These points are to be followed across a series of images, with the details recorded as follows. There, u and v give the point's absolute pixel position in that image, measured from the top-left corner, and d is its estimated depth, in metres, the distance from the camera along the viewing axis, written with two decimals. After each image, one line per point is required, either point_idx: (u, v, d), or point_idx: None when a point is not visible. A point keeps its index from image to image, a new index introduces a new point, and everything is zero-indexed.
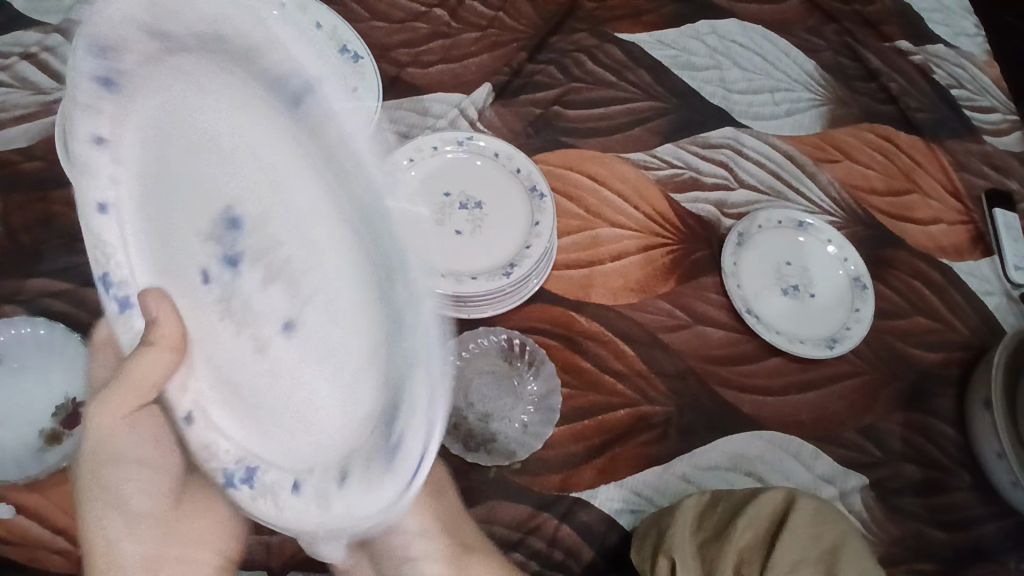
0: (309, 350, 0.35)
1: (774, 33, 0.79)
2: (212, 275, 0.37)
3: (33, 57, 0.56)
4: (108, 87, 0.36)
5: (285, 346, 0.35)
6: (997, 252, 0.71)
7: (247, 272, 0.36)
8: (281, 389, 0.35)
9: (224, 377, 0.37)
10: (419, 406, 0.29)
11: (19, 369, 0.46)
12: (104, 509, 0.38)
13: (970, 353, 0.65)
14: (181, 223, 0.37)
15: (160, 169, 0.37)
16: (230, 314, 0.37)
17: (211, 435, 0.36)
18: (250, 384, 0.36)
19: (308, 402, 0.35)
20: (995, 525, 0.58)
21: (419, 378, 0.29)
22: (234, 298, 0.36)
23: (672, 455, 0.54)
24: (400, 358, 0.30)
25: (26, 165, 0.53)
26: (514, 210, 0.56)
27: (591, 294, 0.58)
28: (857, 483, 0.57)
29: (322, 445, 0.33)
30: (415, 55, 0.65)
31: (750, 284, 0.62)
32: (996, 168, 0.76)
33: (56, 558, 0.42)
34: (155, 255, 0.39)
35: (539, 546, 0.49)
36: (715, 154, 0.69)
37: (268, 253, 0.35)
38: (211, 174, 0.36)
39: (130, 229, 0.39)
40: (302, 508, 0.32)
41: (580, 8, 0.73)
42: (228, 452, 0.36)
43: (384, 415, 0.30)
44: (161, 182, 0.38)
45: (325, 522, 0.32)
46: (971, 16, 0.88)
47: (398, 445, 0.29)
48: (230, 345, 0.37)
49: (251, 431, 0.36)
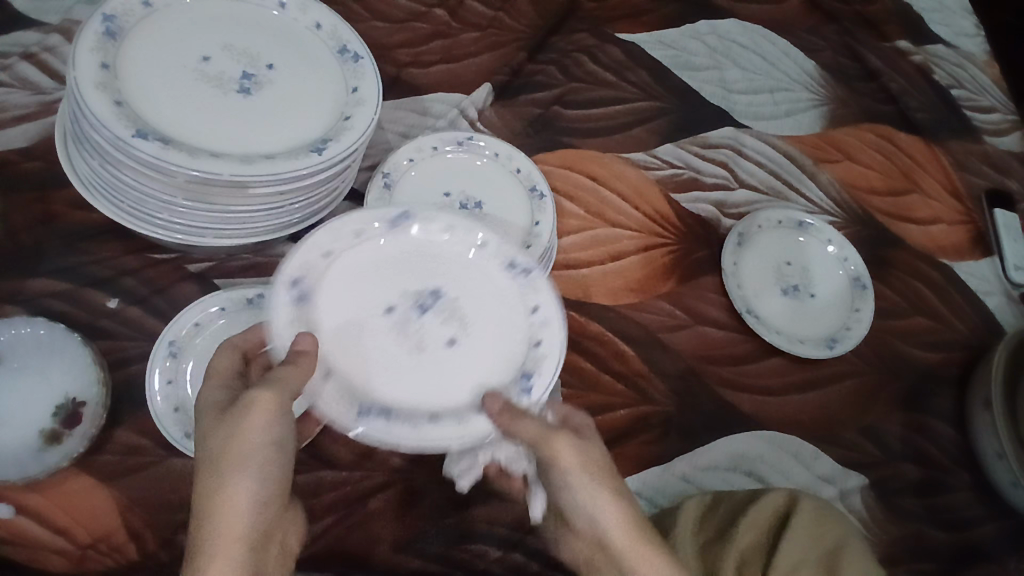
0: (457, 366, 0.45)
1: (774, 33, 0.79)
2: (399, 308, 0.46)
3: (32, 57, 0.56)
4: (392, 226, 0.47)
5: (442, 354, 0.45)
6: (997, 252, 0.71)
7: (427, 319, 0.46)
8: (416, 381, 0.44)
9: (371, 360, 0.44)
10: (547, 372, 0.44)
11: (19, 370, 0.46)
12: (235, 474, 0.36)
13: (970, 353, 0.65)
14: (369, 284, 0.46)
15: (371, 260, 0.46)
16: (397, 333, 0.45)
17: (332, 404, 0.41)
18: (381, 373, 0.43)
19: (439, 388, 0.44)
20: (995, 525, 0.58)
21: (547, 361, 0.44)
22: (410, 331, 0.46)
23: (672, 455, 0.54)
24: (535, 355, 0.45)
25: (24, 164, 0.52)
26: (514, 208, 0.56)
27: (591, 294, 0.58)
28: (857, 483, 0.57)
29: (449, 401, 0.43)
30: (415, 55, 0.65)
31: (751, 284, 0.61)
32: (995, 168, 0.77)
33: (57, 558, 0.43)
34: (338, 293, 0.45)
35: (539, 546, 0.49)
36: (715, 154, 0.69)
37: (451, 309, 0.46)
38: (416, 264, 0.47)
39: (333, 277, 0.45)
40: (440, 430, 0.42)
41: (580, 7, 0.73)
42: (358, 400, 0.42)
43: (505, 379, 0.44)
44: (368, 264, 0.46)
45: (461, 435, 0.41)
46: (970, 16, 0.88)
47: (530, 384, 0.44)
48: (379, 352, 0.44)
49: (386, 390, 0.43)
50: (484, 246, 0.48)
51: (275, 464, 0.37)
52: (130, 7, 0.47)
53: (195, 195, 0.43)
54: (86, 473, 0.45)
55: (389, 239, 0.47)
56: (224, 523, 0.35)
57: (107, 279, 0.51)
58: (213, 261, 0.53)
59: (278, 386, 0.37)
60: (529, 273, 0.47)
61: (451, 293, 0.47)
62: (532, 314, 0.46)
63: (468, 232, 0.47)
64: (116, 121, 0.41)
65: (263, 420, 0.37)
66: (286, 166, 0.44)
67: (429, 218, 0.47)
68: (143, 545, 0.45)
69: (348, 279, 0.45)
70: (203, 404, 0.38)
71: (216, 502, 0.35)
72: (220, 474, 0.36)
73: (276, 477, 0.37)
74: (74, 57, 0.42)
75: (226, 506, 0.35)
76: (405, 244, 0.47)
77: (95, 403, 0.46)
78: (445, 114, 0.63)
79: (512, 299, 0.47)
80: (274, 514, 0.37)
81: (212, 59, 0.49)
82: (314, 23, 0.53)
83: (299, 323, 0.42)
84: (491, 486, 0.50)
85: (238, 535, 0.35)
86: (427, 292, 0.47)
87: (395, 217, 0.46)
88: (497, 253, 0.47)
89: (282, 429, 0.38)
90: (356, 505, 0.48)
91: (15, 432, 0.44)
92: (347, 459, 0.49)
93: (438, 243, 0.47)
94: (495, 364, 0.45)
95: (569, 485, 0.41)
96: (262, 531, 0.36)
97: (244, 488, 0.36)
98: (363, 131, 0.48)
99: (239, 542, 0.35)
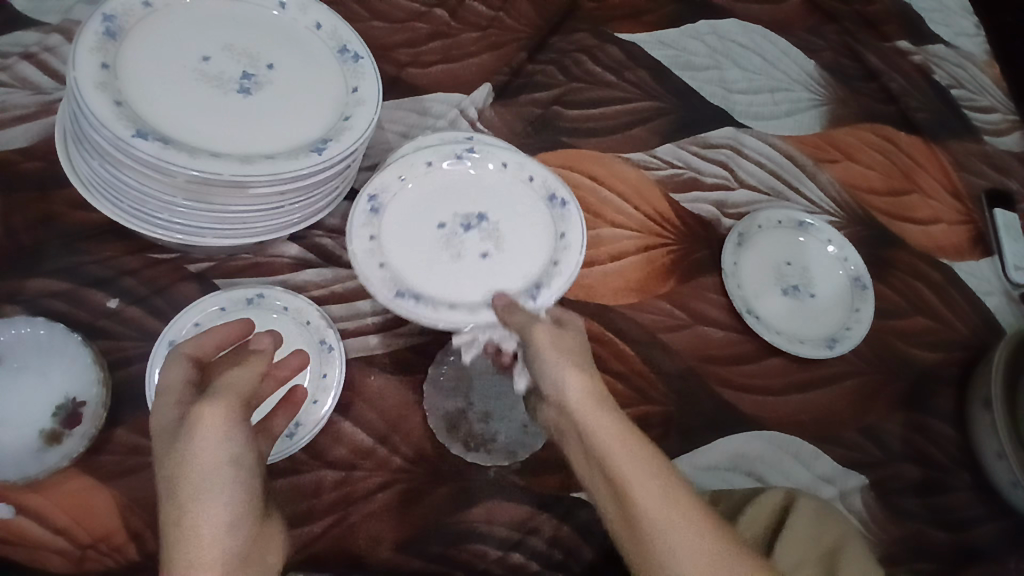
0: (487, 273, 0.52)
1: (774, 33, 0.79)
2: (448, 226, 0.53)
3: (32, 57, 0.56)
4: (460, 159, 0.55)
5: (477, 263, 0.52)
6: (997, 252, 0.71)
7: (471, 236, 0.53)
8: (450, 277, 0.51)
9: (418, 259, 0.51)
10: (559, 283, 0.50)
11: (18, 370, 0.45)
12: (201, 492, 0.34)
13: (969, 353, 0.65)
14: (429, 203, 0.54)
15: (433, 183, 0.54)
16: (444, 244, 0.53)
17: (381, 279, 0.48)
18: (424, 268, 0.51)
19: (466, 284, 0.51)
20: (995, 525, 0.58)
21: (561, 275, 0.51)
22: (454, 243, 0.53)
23: (672, 455, 0.54)
24: (552, 271, 0.51)
25: (25, 164, 0.52)
26: (530, 222, 0.54)
27: (591, 294, 0.58)
28: (857, 483, 0.57)
29: (470, 293, 0.51)
30: (415, 55, 0.65)
31: (751, 284, 0.61)
32: (995, 168, 0.77)
33: (56, 558, 0.43)
34: (402, 206, 0.53)
35: (539, 546, 0.49)
36: (715, 154, 0.69)
37: (493, 231, 0.54)
38: (471, 191, 0.55)
39: (401, 194, 0.53)
40: (462, 311, 0.49)
41: (580, 7, 0.73)
42: (399, 285, 0.48)
43: (523, 283, 0.51)
44: (431, 187, 0.54)
45: (474, 319, 0.49)
46: (970, 16, 0.88)
47: (541, 292, 0.50)
48: (425, 254, 0.51)
49: (423, 279, 0.50)
50: (531, 184, 0.55)
51: (239, 482, 0.35)
52: (130, 7, 0.47)
53: (195, 195, 0.43)
54: (87, 473, 0.45)
55: (454, 169, 0.55)
56: (195, 544, 0.32)
57: (107, 279, 0.51)
58: (213, 261, 0.53)
59: (220, 396, 0.37)
60: (564, 208, 0.54)
61: (492, 219, 0.54)
62: (559, 240, 0.53)
63: (521, 170, 0.55)
64: (116, 121, 0.41)
65: (215, 436, 0.35)
66: (285, 166, 0.44)
67: (491, 154, 0.55)
68: (143, 545, 0.45)
69: (415, 196, 0.54)
70: (155, 425, 0.37)
71: (185, 524, 0.33)
72: (181, 497, 0.33)
73: (246, 493, 0.35)
74: (75, 58, 0.42)
75: (196, 528, 0.33)
76: (466, 175, 0.55)
77: (95, 403, 0.46)
78: (446, 114, 0.63)
79: (546, 225, 0.54)
80: (251, 533, 0.35)
81: (213, 59, 0.49)
82: (314, 23, 0.53)
83: (367, 220, 0.50)
84: (491, 486, 0.50)
85: (212, 558, 0.32)
86: (473, 216, 0.54)
87: (463, 151, 0.55)
88: (543, 190, 0.55)
89: (236, 445, 0.36)
90: (356, 505, 0.48)
91: (14, 432, 0.44)
92: (347, 459, 0.49)
93: (491, 176, 0.56)
94: (518, 272, 0.52)
95: (541, 357, 0.45)
96: (242, 553, 0.33)
97: (212, 510, 0.33)
98: (363, 131, 0.47)
99: (216, 565, 0.32)
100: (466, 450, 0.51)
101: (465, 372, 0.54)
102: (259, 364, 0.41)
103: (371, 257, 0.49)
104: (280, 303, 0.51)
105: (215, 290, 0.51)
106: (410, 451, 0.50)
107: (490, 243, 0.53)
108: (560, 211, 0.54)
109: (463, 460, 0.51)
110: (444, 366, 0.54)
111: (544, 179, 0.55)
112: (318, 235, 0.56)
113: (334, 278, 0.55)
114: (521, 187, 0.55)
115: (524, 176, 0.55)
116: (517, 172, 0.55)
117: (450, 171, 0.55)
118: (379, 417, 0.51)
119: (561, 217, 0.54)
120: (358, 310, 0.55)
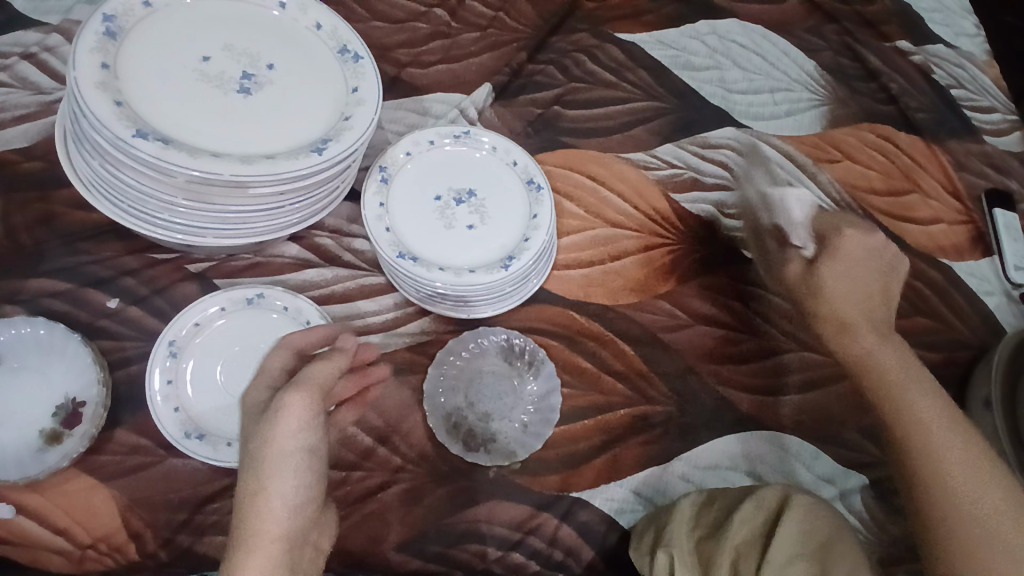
0: (471, 246, 0.53)
1: (773, 32, 0.79)
2: (442, 199, 0.56)
3: (32, 57, 0.56)
4: (456, 139, 0.58)
5: (464, 235, 0.54)
6: (997, 251, 0.71)
7: (461, 211, 0.55)
8: (438, 245, 0.53)
9: (417, 224, 0.54)
10: (529, 254, 0.52)
11: (17, 370, 0.45)
12: (274, 474, 0.39)
13: (970, 353, 0.65)
14: (427, 179, 0.56)
15: (432, 164, 0.57)
16: (438, 217, 0.55)
17: (382, 241, 0.51)
18: (417, 236, 0.53)
19: (451, 253, 0.53)
20: None
21: (529, 249, 0.52)
22: (447, 217, 0.55)
23: (672, 455, 0.54)
24: (524, 245, 0.53)
25: (25, 165, 0.53)
26: (513, 201, 0.56)
27: (590, 294, 0.59)
28: (858, 482, 0.56)
29: (453, 259, 0.53)
30: (415, 55, 0.66)
31: (768, 252, 0.63)
32: (996, 168, 0.77)
33: (57, 558, 0.43)
34: (400, 182, 0.55)
35: (539, 546, 0.50)
36: (715, 154, 0.69)
37: (479, 205, 0.56)
38: (463, 171, 0.57)
39: (400, 170, 0.56)
40: (442, 274, 0.50)
41: (580, 7, 0.73)
42: (393, 247, 0.51)
43: (499, 259, 0.53)
44: (430, 167, 0.57)
45: (456, 282, 0.50)
46: (971, 16, 0.88)
47: (511, 262, 0.52)
48: (421, 224, 0.54)
49: (418, 248, 0.53)
50: (512, 168, 0.57)
51: (308, 470, 0.40)
52: (130, 7, 0.47)
53: (196, 195, 0.43)
54: (88, 474, 0.45)
55: (450, 151, 0.58)
56: (264, 519, 0.38)
57: (107, 280, 0.51)
58: (213, 261, 0.53)
59: (305, 385, 0.41)
60: (540, 191, 0.56)
61: (481, 194, 0.56)
62: (532, 219, 0.55)
63: (506, 153, 0.58)
64: (116, 121, 0.41)
65: (305, 421, 0.41)
66: (286, 166, 0.44)
67: (481, 139, 0.58)
68: (143, 545, 0.45)
69: (415, 170, 0.56)
70: (248, 402, 0.43)
71: (258, 501, 0.38)
72: (259, 471, 0.39)
73: (313, 482, 0.40)
74: (75, 58, 0.43)
75: (268, 506, 0.38)
76: (461, 159, 0.58)
77: (95, 403, 0.45)
78: (446, 114, 0.63)
79: (524, 207, 0.56)
80: (310, 521, 0.40)
81: (212, 59, 0.49)
82: (314, 23, 0.53)
83: (374, 192, 0.53)
84: (492, 486, 0.50)
85: (274, 535, 0.38)
86: (465, 191, 0.56)
87: (456, 134, 0.58)
88: (524, 174, 0.57)
89: (313, 436, 0.41)
90: (355, 505, 0.48)
91: (14, 432, 0.44)
92: (347, 459, 0.49)
93: (483, 158, 0.58)
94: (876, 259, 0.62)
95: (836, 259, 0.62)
96: (299, 535, 0.39)
97: (281, 491, 0.39)
98: (363, 131, 0.48)
99: (276, 542, 0.38)
100: (467, 450, 0.51)
101: (467, 370, 0.54)
102: (341, 361, 0.44)
103: (379, 221, 0.52)
104: (280, 303, 0.51)
105: (215, 291, 0.51)
106: (410, 451, 0.51)
107: (478, 215, 0.55)
108: (537, 192, 0.56)
109: (464, 460, 0.51)
110: (445, 366, 0.54)
111: (525, 162, 0.57)
112: (317, 235, 0.56)
113: (334, 278, 0.55)
114: (505, 171, 0.57)
115: (508, 156, 0.58)
116: (503, 156, 0.58)
117: (445, 156, 0.58)
118: (379, 417, 0.51)
119: (536, 198, 0.56)
120: (359, 311, 0.54)
